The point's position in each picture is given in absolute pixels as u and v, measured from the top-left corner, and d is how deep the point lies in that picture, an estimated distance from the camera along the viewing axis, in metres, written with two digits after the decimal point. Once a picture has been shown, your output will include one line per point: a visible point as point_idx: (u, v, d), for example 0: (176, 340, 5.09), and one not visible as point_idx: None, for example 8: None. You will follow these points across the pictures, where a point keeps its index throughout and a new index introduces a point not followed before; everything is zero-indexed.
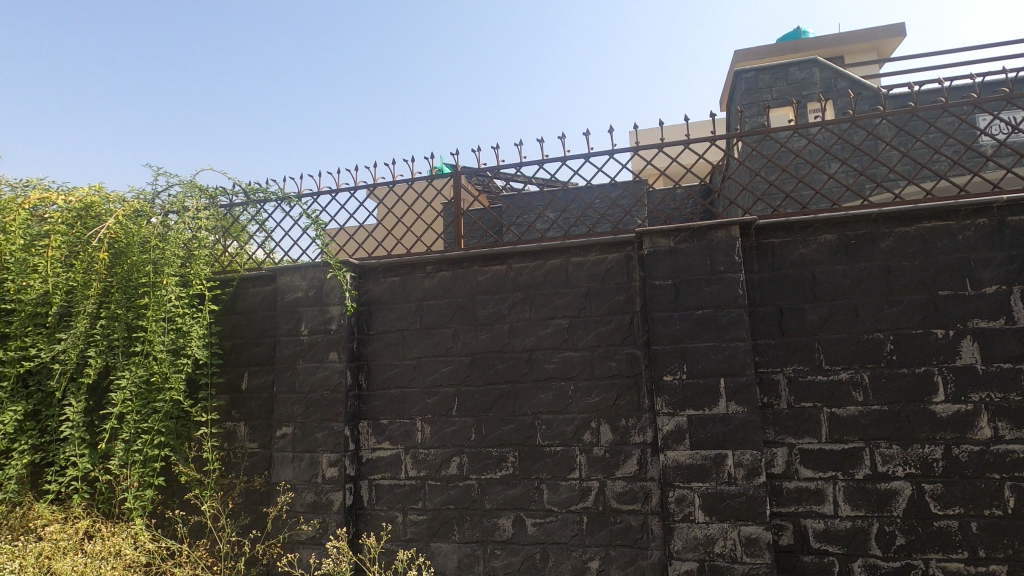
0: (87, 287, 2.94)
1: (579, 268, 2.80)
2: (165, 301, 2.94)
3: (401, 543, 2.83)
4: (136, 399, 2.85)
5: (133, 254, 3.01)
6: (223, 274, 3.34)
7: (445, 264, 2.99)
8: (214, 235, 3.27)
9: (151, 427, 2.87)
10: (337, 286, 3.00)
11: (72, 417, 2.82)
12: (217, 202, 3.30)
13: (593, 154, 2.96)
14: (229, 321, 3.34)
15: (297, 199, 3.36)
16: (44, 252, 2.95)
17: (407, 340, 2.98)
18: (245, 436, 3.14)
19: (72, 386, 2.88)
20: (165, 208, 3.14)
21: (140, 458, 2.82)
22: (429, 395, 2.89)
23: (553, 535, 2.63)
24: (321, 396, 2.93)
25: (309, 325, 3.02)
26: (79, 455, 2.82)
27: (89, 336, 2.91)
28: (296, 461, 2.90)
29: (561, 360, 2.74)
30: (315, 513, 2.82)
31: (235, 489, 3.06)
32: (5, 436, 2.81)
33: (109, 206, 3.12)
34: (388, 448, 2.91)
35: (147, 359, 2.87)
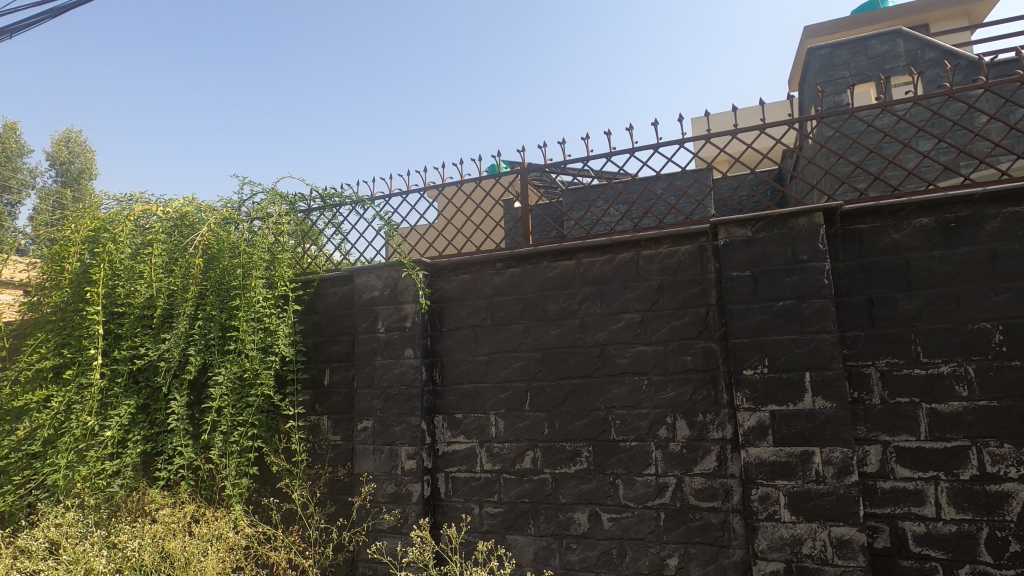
0: (186, 291, 3.21)
1: (649, 261, 2.75)
2: (254, 302, 3.13)
3: (479, 535, 2.89)
4: (232, 394, 3.05)
5: (225, 259, 3.26)
6: (304, 275, 3.51)
7: (514, 260, 3.02)
8: (294, 239, 3.47)
9: (246, 419, 3.08)
10: (411, 285, 3.10)
11: (176, 411, 3.05)
12: (296, 208, 3.50)
13: (662, 143, 2.90)
14: (311, 320, 3.52)
15: (370, 202, 3.48)
16: (148, 259, 3.26)
17: (479, 336, 3.03)
18: (328, 429, 3.30)
19: (175, 382, 3.13)
20: (250, 215, 3.38)
21: (237, 449, 3.02)
22: (501, 390, 2.94)
23: (630, 531, 2.61)
24: (398, 391, 3.04)
25: (385, 322, 3.14)
26: (184, 445, 3.05)
27: (188, 336, 3.15)
28: (377, 453, 3.02)
29: (634, 355, 2.71)
30: (396, 504, 2.94)
31: (321, 479, 3.23)
32: (121, 427, 3.10)
33: (201, 215, 3.44)
34: (463, 442, 2.98)
35: (240, 356, 3.07)
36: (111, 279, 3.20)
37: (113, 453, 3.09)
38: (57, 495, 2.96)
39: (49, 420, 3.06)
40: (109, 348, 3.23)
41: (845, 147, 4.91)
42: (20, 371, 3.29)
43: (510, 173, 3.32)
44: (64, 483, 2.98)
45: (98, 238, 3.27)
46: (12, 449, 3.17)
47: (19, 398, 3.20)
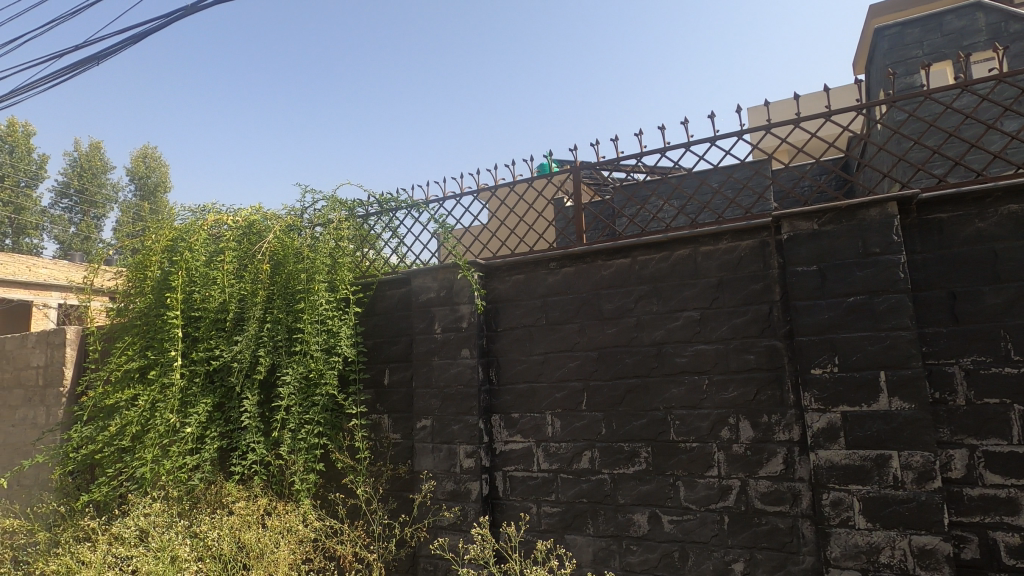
0: (256, 295, 3.39)
1: (708, 257, 2.68)
2: (317, 305, 3.27)
3: (537, 534, 2.90)
4: (299, 393, 3.20)
5: (290, 264, 3.42)
6: (364, 279, 3.62)
7: (568, 260, 3.01)
8: (353, 244, 3.59)
9: (312, 417, 3.22)
10: (466, 286, 3.15)
11: (248, 409, 3.22)
12: (354, 213, 3.62)
13: (719, 136, 2.82)
14: (370, 321, 3.62)
15: (425, 205, 3.56)
16: (220, 266, 3.47)
17: (534, 336, 3.04)
18: (388, 428, 3.39)
19: (247, 382, 3.29)
20: (312, 222, 3.53)
21: (304, 445, 3.16)
22: (557, 390, 2.94)
23: (692, 534, 2.55)
24: (455, 390, 3.09)
25: (442, 323, 3.20)
26: (256, 441, 3.21)
27: (258, 338, 3.32)
28: (436, 452, 3.09)
29: (693, 354, 2.65)
30: (455, 501, 2.99)
31: (383, 476, 3.33)
32: (200, 424, 3.30)
33: (267, 223, 3.61)
34: (520, 441, 3.00)
35: (306, 357, 3.22)
36: (189, 285, 3.43)
37: (193, 448, 3.29)
38: (145, 486, 3.20)
39: (137, 417, 3.31)
40: (187, 349, 3.45)
41: (920, 131, 4.62)
42: (110, 372, 3.57)
43: (562, 172, 3.32)
44: (151, 476, 3.21)
45: (177, 248, 3.51)
46: (106, 443, 3.45)
47: (111, 396, 3.49)
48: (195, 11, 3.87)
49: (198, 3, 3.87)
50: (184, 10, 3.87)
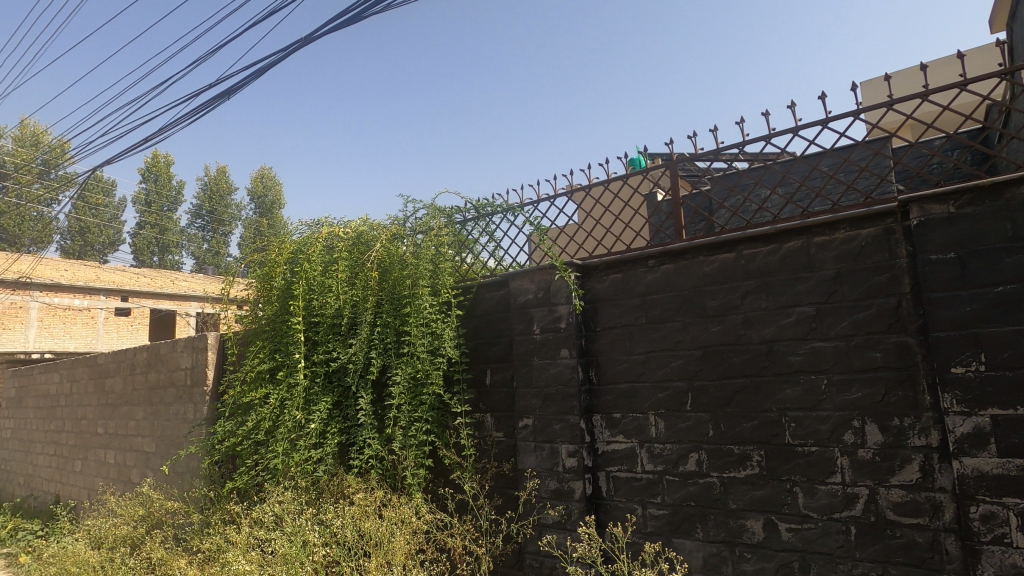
0: (367, 301, 3.65)
1: (823, 249, 2.50)
2: (422, 308, 3.45)
3: (644, 536, 2.86)
4: (408, 392, 3.39)
5: (395, 271, 3.64)
6: (464, 282, 3.75)
7: (667, 256, 2.94)
8: (452, 250, 3.74)
9: (421, 415, 3.39)
10: (563, 287, 3.17)
11: (364, 407, 3.46)
12: (453, 220, 3.78)
13: (831, 118, 2.63)
14: (471, 323, 3.72)
15: (520, 208, 3.64)
16: (334, 274, 3.77)
17: (634, 335, 3.00)
18: (491, 426, 3.49)
19: (361, 381, 3.54)
20: (414, 230, 3.74)
21: (414, 442, 3.34)
22: (660, 390, 2.88)
23: (813, 543, 2.40)
24: (555, 390, 3.13)
25: (541, 324, 3.24)
26: (371, 437, 3.43)
27: (370, 340, 3.56)
28: (538, 450, 3.14)
29: (809, 352, 2.48)
30: (559, 499, 3.03)
31: (488, 473, 3.42)
32: (322, 420, 3.59)
33: (373, 233, 3.87)
34: (623, 441, 2.97)
35: (413, 358, 3.41)
36: (308, 293, 3.78)
37: (317, 443, 3.59)
38: (278, 476, 3.54)
39: (270, 413, 3.67)
40: (309, 352, 3.78)
41: None
42: (246, 373, 3.99)
43: (658, 166, 3.25)
44: (283, 466, 3.55)
45: (297, 260, 3.86)
46: (244, 436, 3.86)
47: (247, 394, 3.89)
48: (308, 42, 4.21)
49: (310, 34, 4.20)
50: (298, 43, 4.22)
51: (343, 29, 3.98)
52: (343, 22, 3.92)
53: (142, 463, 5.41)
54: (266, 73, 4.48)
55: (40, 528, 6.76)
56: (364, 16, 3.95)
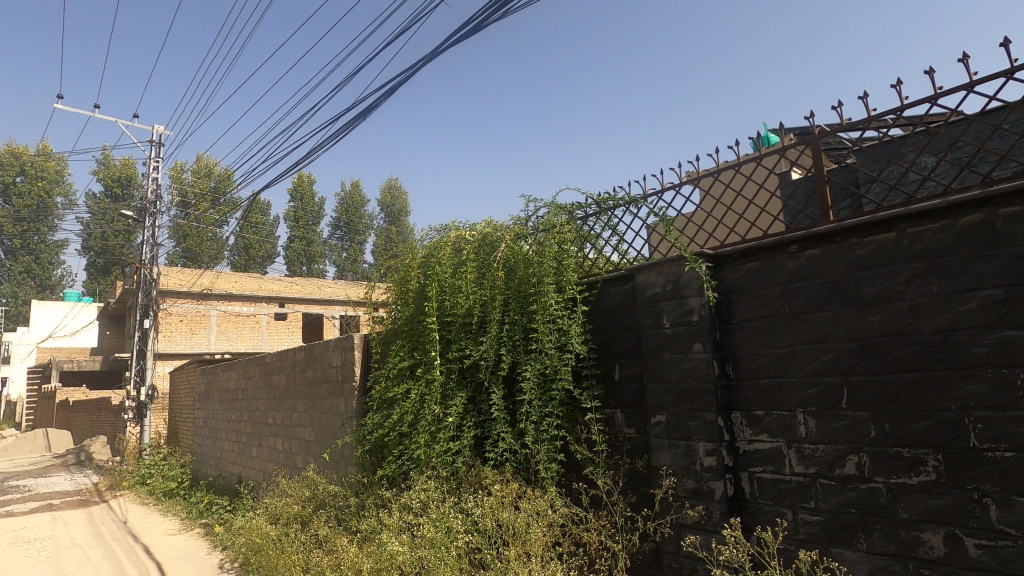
0: (495, 300, 3.79)
1: (1012, 222, 2.15)
2: (548, 305, 3.50)
3: (796, 543, 2.66)
4: (538, 388, 3.46)
5: (520, 270, 3.74)
6: (588, 278, 3.73)
7: (812, 241, 2.70)
8: (575, 246, 3.75)
9: (552, 411, 3.43)
10: (694, 278, 3.04)
11: (496, 401, 3.59)
12: (574, 216, 3.79)
13: (1018, 67, 2.25)
14: (597, 319, 3.67)
15: (643, 200, 3.55)
16: (463, 276, 3.98)
17: (776, 327, 2.79)
18: (622, 422, 3.44)
19: (492, 377, 3.68)
20: (536, 228, 3.82)
21: (547, 436, 3.39)
22: (808, 386, 2.65)
23: (1012, 564, 2.06)
24: (689, 386, 3.01)
25: (670, 318, 3.14)
26: (505, 431, 3.54)
27: (500, 338, 3.69)
28: (673, 448, 3.05)
29: (997, 342, 2.14)
30: (698, 499, 2.91)
31: (621, 469, 3.37)
32: (458, 415, 3.78)
33: (498, 234, 4.02)
34: (768, 441, 2.78)
35: (542, 354, 3.47)
36: (441, 295, 4.04)
37: (455, 435, 3.78)
38: (422, 465, 3.80)
39: (412, 407, 3.96)
40: (444, 350, 4.01)
41: None
42: (389, 370, 4.33)
43: (798, 143, 2.99)
44: (426, 457, 3.80)
45: (429, 263, 4.20)
46: (391, 428, 4.19)
47: (390, 389, 4.23)
48: (434, 57, 4.47)
49: (435, 49, 4.47)
50: (424, 58, 4.50)
51: (465, 40, 4.18)
52: (464, 33, 4.11)
53: (305, 450, 6.11)
54: (396, 91, 4.84)
55: (228, 503, 7.92)
56: (482, 26, 4.11)
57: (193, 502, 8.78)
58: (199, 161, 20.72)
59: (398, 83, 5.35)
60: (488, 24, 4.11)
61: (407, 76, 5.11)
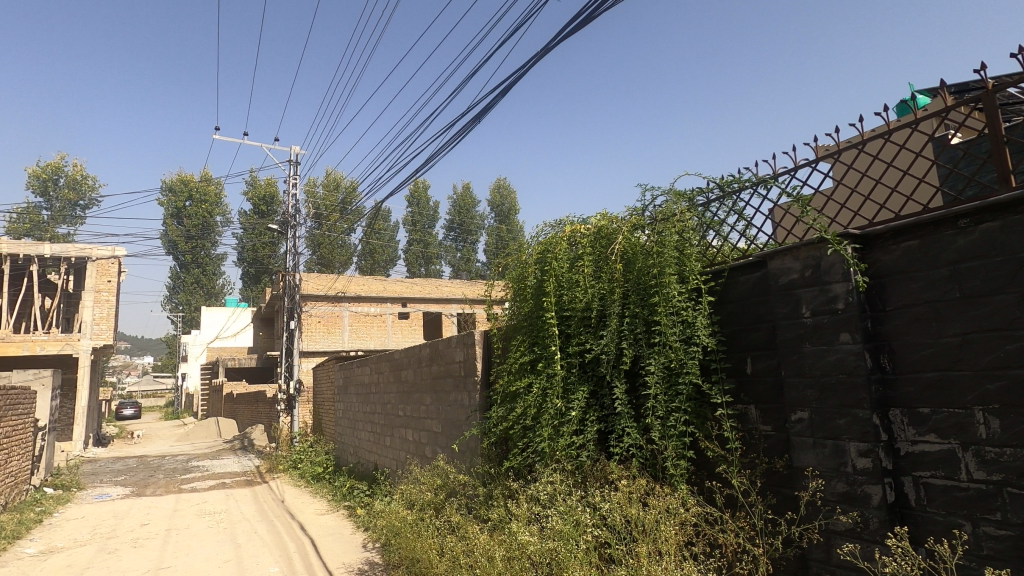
0: (614, 293, 3.73)
1: None
2: (671, 297, 3.38)
3: (977, 559, 2.32)
4: (663, 382, 3.36)
5: (639, 262, 3.65)
6: (713, 267, 3.53)
7: (987, 213, 2.34)
8: (697, 233, 3.58)
9: (679, 406, 3.30)
10: (838, 262, 2.77)
11: (619, 396, 3.54)
12: (695, 203, 3.63)
13: None
14: (725, 309, 3.47)
15: (773, 179, 3.30)
16: (581, 269, 3.98)
17: (942, 314, 2.46)
18: (757, 419, 3.22)
19: (614, 371, 3.63)
20: (654, 218, 3.73)
21: (675, 432, 3.27)
22: (988, 380, 2.30)
23: None
24: (835, 380, 2.75)
25: (811, 306, 2.88)
26: (630, 426, 3.48)
27: (620, 331, 3.64)
28: (818, 448, 2.81)
29: None
30: (852, 505, 2.65)
31: (758, 469, 3.16)
32: (581, 409, 3.78)
33: (614, 227, 3.96)
34: (936, 442, 2.46)
35: (666, 348, 3.36)
36: (559, 290, 4.07)
37: (578, 430, 3.78)
38: (547, 458, 3.85)
39: (535, 401, 4.03)
40: (564, 344, 4.03)
41: None
42: (510, 364, 4.45)
43: (965, 101, 2.60)
44: (550, 450, 3.85)
45: (546, 259, 4.24)
46: (514, 421, 4.30)
47: (513, 383, 4.33)
48: (546, 53, 4.49)
49: (546, 46, 4.48)
50: (535, 56, 4.54)
51: (577, 32, 4.15)
52: (576, 25, 4.07)
53: (433, 441, 6.47)
54: (510, 91, 4.95)
55: (367, 488, 8.62)
56: (594, 16, 4.05)
57: (337, 485, 9.68)
58: (328, 176, 22.74)
59: (508, 84, 5.40)
60: (600, 13, 4.06)
61: (518, 76, 5.14)
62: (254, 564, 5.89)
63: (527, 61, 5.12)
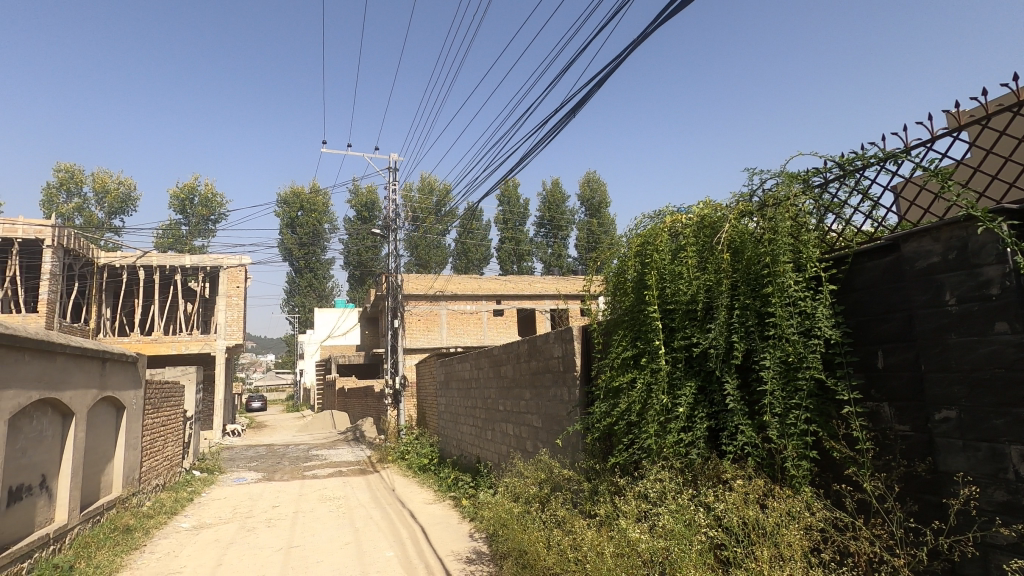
0: (721, 284, 3.56)
1: None
2: (787, 287, 3.16)
3: None
4: (780, 377, 3.15)
5: (749, 250, 3.46)
6: (835, 252, 3.26)
7: None
8: (814, 218, 3.32)
9: (799, 403, 3.08)
10: (990, 242, 2.45)
11: (731, 391, 3.37)
12: (811, 184, 3.37)
13: None
14: (850, 299, 3.17)
15: (903, 154, 2.99)
16: (685, 261, 3.85)
17: None
18: (892, 418, 2.91)
19: (724, 366, 3.47)
20: (763, 202, 3.52)
21: (796, 431, 3.05)
22: None
23: None
24: (990, 376, 2.44)
25: (957, 293, 2.58)
26: (744, 423, 3.31)
27: (730, 324, 3.47)
28: (970, 451, 2.51)
29: None
30: (1015, 516, 2.35)
31: (895, 472, 2.86)
32: (689, 405, 3.65)
33: (718, 215, 3.79)
34: None
35: (781, 341, 3.15)
36: (661, 282, 3.96)
37: (687, 427, 3.65)
38: (654, 455, 3.76)
39: (639, 397, 3.95)
40: (668, 339, 3.92)
41: None
42: (612, 359, 4.39)
43: None
44: (657, 447, 3.75)
45: (646, 251, 4.14)
46: (618, 417, 4.25)
47: (615, 379, 4.28)
48: (642, 40, 4.39)
49: (643, 32, 4.37)
50: (633, 44, 4.44)
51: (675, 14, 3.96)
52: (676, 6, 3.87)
53: (534, 435, 6.55)
54: (606, 81, 4.86)
55: (471, 480, 8.92)
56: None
57: (443, 476, 10.09)
58: (423, 180, 23.67)
59: (605, 74, 4.99)
60: None
61: (613, 68, 4.85)
62: (372, 547, 6.30)
63: (624, 50, 4.67)
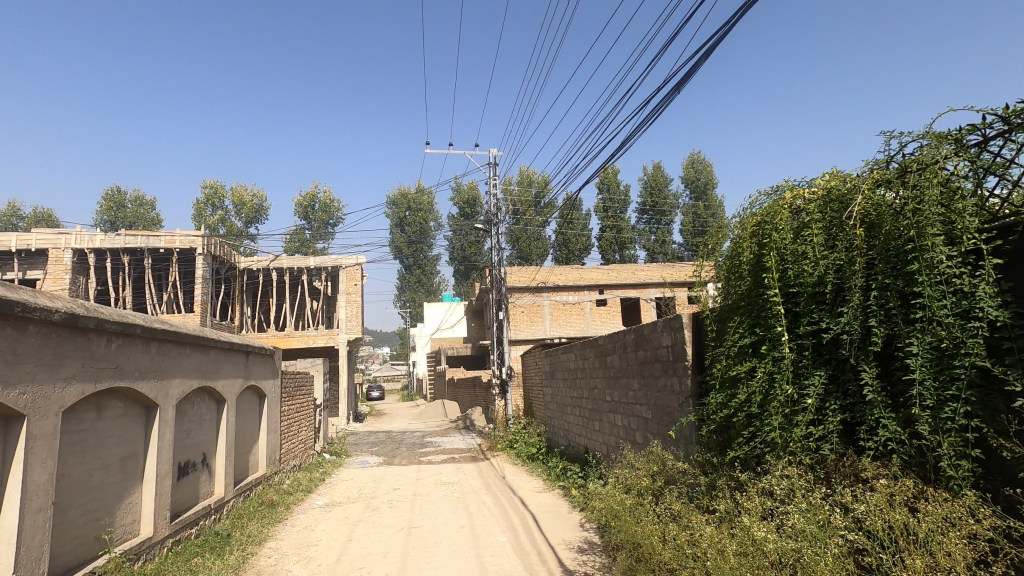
0: (854, 263, 3.21)
1: None
2: (937, 263, 2.78)
3: None
4: (931, 366, 2.79)
5: (887, 223, 3.07)
6: (999, 221, 2.81)
7: None
8: (971, 183, 2.88)
9: (956, 394, 2.69)
10: None
11: (869, 381, 3.04)
12: (965, 144, 2.91)
13: None
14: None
15: None
16: (809, 239, 3.51)
17: None
18: None
19: (861, 354, 3.12)
20: (904, 169, 3.12)
21: (953, 426, 2.68)
22: None
23: None
24: None
25: None
26: (888, 417, 2.97)
27: (866, 307, 3.12)
28: None
29: None
30: None
31: None
32: (819, 397, 3.35)
33: (847, 186, 3.41)
34: None
35: (932, 325, 2.80)
36: (781, 264, 3.65)
37: (817, 420, 3.35)
38: (779, 450, 3.47)
39: (760, 387, 3.68)
40: (792, 324, 3.61)
41: None
42: (728, 347, 4.15)
43: None
44: (783, 441, 3.47)
45: (764, 231, 3.85)
46: (737, 409, 4.00)
47: (732, 368, 4.04)
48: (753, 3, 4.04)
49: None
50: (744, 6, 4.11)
51: None
52: None
53: (644, 426, 6.39)
54: (713, 52, 4.57)
55: (579, 470, 8.90)
56: None
57: (551, 465, 10.18)
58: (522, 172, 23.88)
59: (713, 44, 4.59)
60: None
61: (721, 36, 4.47)
62: (486, 532, 6.50)
63: (733, 16, 4.26)
